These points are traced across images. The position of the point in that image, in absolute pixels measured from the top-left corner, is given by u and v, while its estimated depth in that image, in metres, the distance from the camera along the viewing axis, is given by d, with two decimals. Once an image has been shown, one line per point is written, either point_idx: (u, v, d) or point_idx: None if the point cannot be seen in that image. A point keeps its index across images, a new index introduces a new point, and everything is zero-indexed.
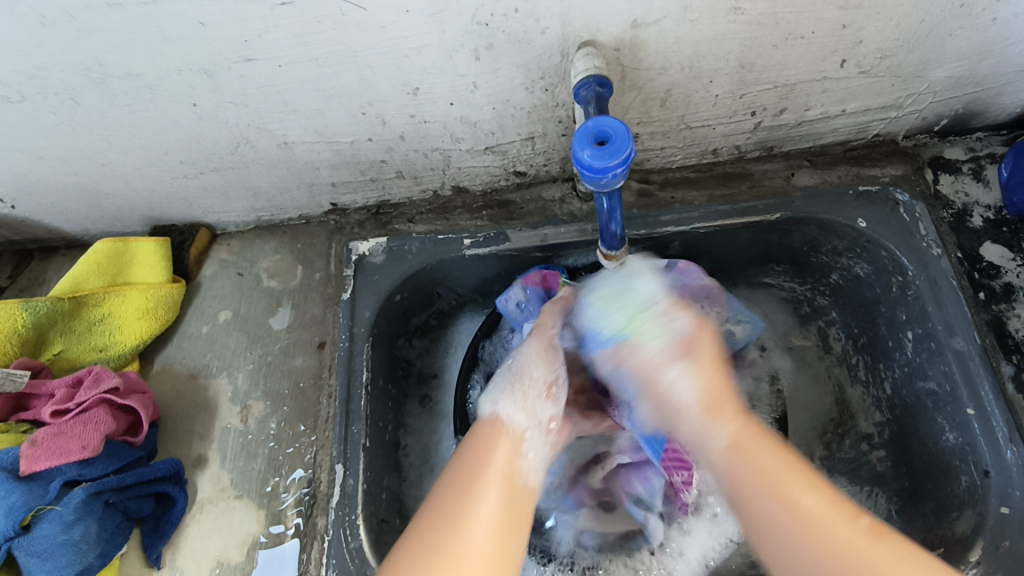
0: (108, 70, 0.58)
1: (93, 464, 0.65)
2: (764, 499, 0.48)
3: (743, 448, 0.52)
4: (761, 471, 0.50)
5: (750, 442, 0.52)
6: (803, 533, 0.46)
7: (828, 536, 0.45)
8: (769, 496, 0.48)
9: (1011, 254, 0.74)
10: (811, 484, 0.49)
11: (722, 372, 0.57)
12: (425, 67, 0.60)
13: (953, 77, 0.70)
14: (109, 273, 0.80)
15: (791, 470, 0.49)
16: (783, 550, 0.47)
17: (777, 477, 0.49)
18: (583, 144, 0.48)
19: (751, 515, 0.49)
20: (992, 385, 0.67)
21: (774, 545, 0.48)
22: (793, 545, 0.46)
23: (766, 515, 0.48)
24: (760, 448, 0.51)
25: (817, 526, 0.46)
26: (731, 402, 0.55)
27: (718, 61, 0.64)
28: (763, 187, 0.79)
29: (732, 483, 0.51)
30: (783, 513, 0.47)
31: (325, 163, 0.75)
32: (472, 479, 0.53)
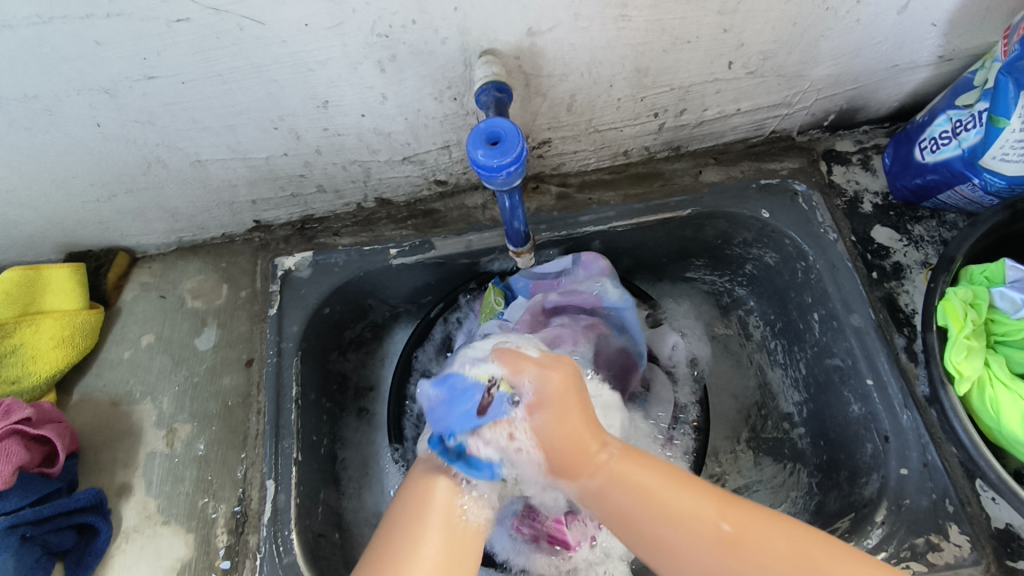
0: (2, 93, 0.57)
1: (4, 498, 0.62)
2: (650, 526, 0.50)
3: (620, 471, 0.52)
4: (638, 495, 0.51)
5: (626, 466, 0.53)
6: (689, 546, 0.48)
7: (707, 544, 0.48)
8: (660, 523, 0.49)
9: (899, 235, 0.79)
10: (681, 492, 0.50)
11: (578, 406, 0.55)
12: (332, 79, 0.62)
13: (833, 75, 0.76)
14: (21, 302, 0.77)
15: (664, 486, 0.51)
16: (686, 574, 0.48)
17: (653, 498, 0.50)
18: (476, 144, 0.51)
19: (637, 541, 0.51)
20: (887, 356, 0.71)
21: (664, 561, 0.49)
22: (689, 562, 0.48)
23: (659, 536, 0.49)
24: (634, 470, 0.52)
25: (705, 533, 0.48)
26: (582, 430, 0.54)
27: (615, 67, 0.68)
28: (673, 185, 0.84)
29: (613, 514, 0.52)
30: (670, 525, 0.49)
31: (243, 180, 0.75)
32: (414, 520, 0.54)
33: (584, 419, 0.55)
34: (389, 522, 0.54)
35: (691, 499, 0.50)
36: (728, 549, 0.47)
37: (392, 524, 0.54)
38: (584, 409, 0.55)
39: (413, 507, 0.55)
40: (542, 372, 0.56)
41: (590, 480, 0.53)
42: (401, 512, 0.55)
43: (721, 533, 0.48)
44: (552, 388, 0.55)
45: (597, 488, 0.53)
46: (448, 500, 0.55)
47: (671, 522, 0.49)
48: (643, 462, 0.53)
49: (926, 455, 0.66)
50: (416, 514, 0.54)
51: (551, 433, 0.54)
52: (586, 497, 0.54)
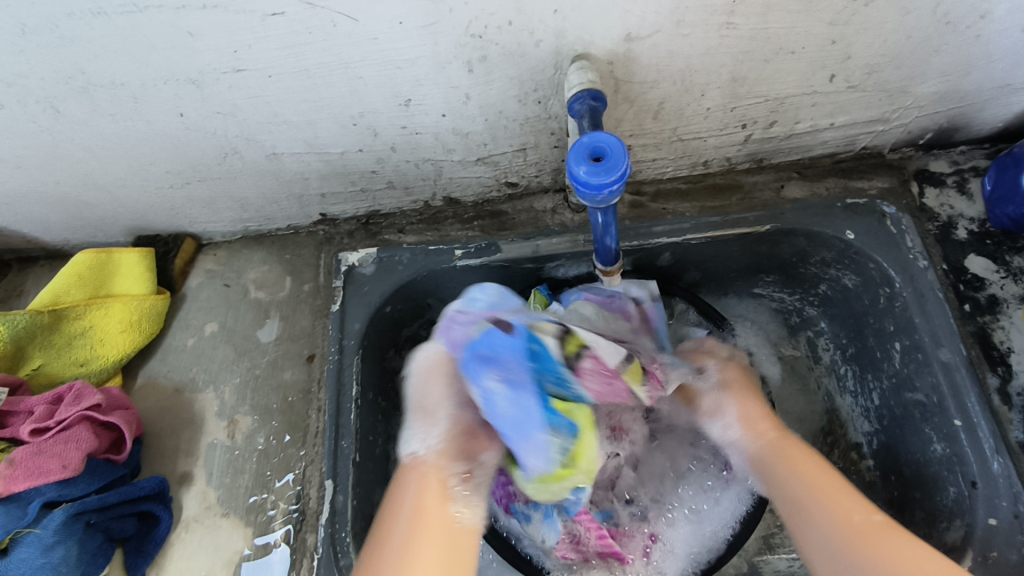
0: (90, 79, 0.57)
1: (73, 484, 0.63)
2: (800, 490, 0.57)
3: (781, 450, 0.62)
4: (791, 464, 0.60)
5: (787, 447, 0.62)
6: (832, 522, 0.54)
7: (846, 515, 0.54)
8: (810, 489, 0.57)
9: (995, 266, 0.75)
10: (847, 488, 0.56)
11: (755, 397, 0.69)
12: (418, 78, 0.60)
13: (939, 91, 0.71)
14: (91, 285, 0.78)
15: (824, 469, 0.59)
16: (818, 542, 0.54)
17: (807, 469, 0.59)
18: (578, 160, 0.49)
19: (787, 505, 0.58)
20: (978, 397, 0.67)
21: (800, 523, 0.56)
22: (816, 527, 0.54)
23: (799, 497, 0.57)
24: (796, 450, 0.61)
25: (841, 504, 0.55)
26: (768, 418, 0.66)
27: (710, 75, 0.64)
28: (753, 199, 0.80)
29: (773, 476, 0.61)
30: (813, 497, 0.56)
31: (315, 174, 0.74)
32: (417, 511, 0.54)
33: (760, 410, 0.67)
34: (379, 529, 0.54)
35: (850, 495, 0.55)
36: (878, 527, 0.52)
37: (390, 520, 0.55)
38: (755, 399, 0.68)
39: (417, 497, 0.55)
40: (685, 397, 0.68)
41: (764, 448, 0.63)
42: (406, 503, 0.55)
43: (873, 522, 0.52)
44: (728, 377, 0.71)
45: (762, 455, 0.63)
46: (441, 495, 0.56)
47: (822, 500, 0.55)
48: (810, 453, 0.61)
49: (1018, 506, 0.62)
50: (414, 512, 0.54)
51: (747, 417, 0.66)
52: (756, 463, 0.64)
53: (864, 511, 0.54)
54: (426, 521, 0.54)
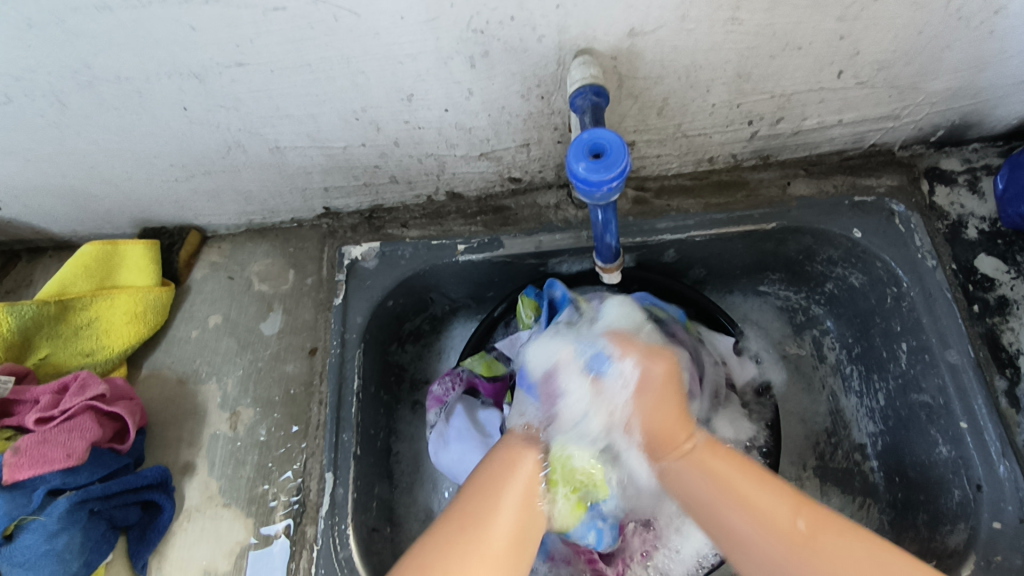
0: (94, 73, 0.57)
1: (77, 473, 0.64)
2: (725, 513, 0.49)
3: (694, 458, 0.52)
4: (718, 482, 0.50)
5: (704, 458, 0.52)
6: (766, 541, 0.46)
7: (774, 531, 0.47)
8: (735, 513, 0.48)
9: (1005, 266, 0.73)
10: (761, 486, 0.49)
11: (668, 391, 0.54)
12: (419, 73, 0.60)
13: (951, 88, 0.70)
14: (97, 276, 0.79)
15: (741, 479, 0.50)
16: (759, 564, 0.47)
17: (732, 484, 0.50)
18: (578, 156, 0.48)
19: (720, 531, 0.49)
20: (985, 399, 0.66)
21: (739, 549, 0.48)
22: (758, 557, 0.47)
23: (729, 526, 0.48)
24: (716, 460, 0.52)
25: (780, 530, 0.47)
26: (675, 419, 0.54)
27: (715, 71, 0.63)
28: (759, 196, 0.79)
29: (690, 501, 0.52)
30: (746, 528, 0.48)
31: (318, 168, 0.74)
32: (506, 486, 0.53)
33: (676, 408, 0.54)
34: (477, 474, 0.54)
35: (771, 499, 0.48)
36: (806, 535, 0.46)
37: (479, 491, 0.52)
38: (672, 392, 0.54)
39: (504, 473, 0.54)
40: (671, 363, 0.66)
41: (676, 465, 0.53)
42: (483, 478, 0.54)
43: (797, 530, 0.46)
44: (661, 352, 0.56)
45: (672, 472, 0.53)
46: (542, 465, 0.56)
47: (741, 517, 0.48)
48: (742, 464, 0.51)
49: None
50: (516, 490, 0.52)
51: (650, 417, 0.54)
52: (672, 484, 0.53)
53: (789, 520, 0.47)
54: (508, 498, 0.52)
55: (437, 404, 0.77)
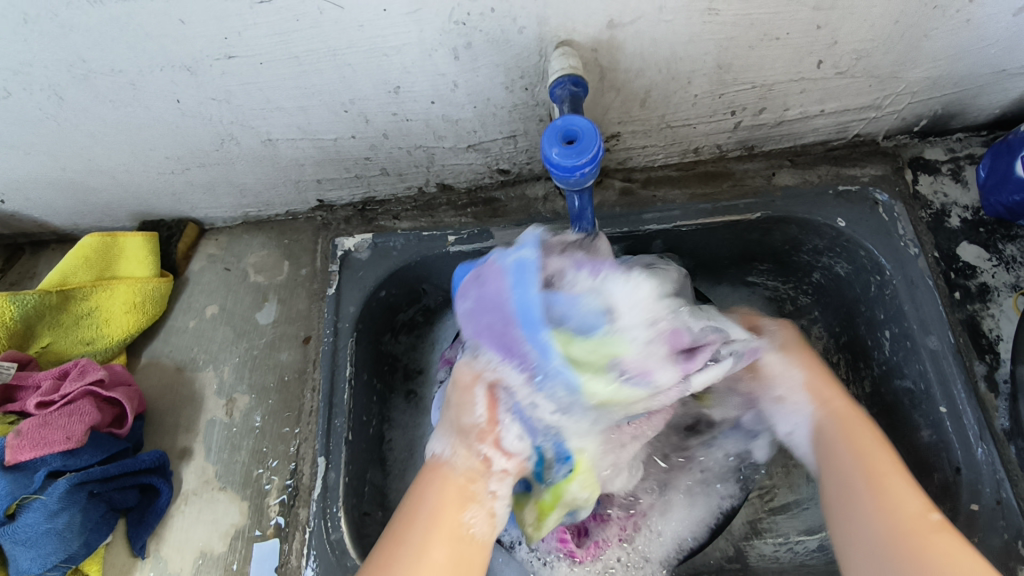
0: (90, 67, 0.59)
1: (77, 455, 0.66)
2: (863, 475, 0.55)
3: (838, 418, 0.60)
4: (854, 445, 0.57)
5: (846, 416, 0.60)
6: (887, 508, 0.52)
7: (897, 505, 0.52)
8: (867, 476, 0.55)
9: (987, 254, 0.75)
10: (901, 470, 0.55)
11: (812, 360, 0.65)
12: (405, 65, 0.61)
13: (931, 78, 0.70)
14: (97, 267, 0.81)
15: (883, 458, 0.56)
16: (860, 517, 0.53)
17: (863, 448, 0.57)
18: (551, 142, 0.50)
19: (844, 489, 0.55)
20: (964, 384, 0.67)
21: (845, 501, 0.55)
22: (869, 515, 0.53)
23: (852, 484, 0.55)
24: (865, 432, 0.58)
25: (895, 499, 0.53)
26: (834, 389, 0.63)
27: (695, 62, 0.64)
28: (744, 186, 0.80)
29: (827, 454, 0.59)
30: (871, 492, 0.54)
31: (310, 160, 0.76)
32: (435, 515, 0.55)
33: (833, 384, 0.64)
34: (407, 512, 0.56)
35: (908, 487, 0.54)
36: (932, 525, 0.51)
37: (399, 540, 0.54)
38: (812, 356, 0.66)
39: (431, 507, 0.55)
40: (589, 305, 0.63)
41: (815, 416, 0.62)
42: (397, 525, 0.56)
43: (925, 515, 0.52)
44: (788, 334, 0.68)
45: (817, 418, 0.62)
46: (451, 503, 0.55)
47: (877, 486, 0.54)
48: (882, 443, 0.57)
49: (1001, 492, 0.63)
50: (422, 530, 0.54)
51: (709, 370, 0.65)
52: (811, 430, 0.62)
53: (922, 506, 0.52)
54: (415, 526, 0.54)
55: (448, 364, 0.82)
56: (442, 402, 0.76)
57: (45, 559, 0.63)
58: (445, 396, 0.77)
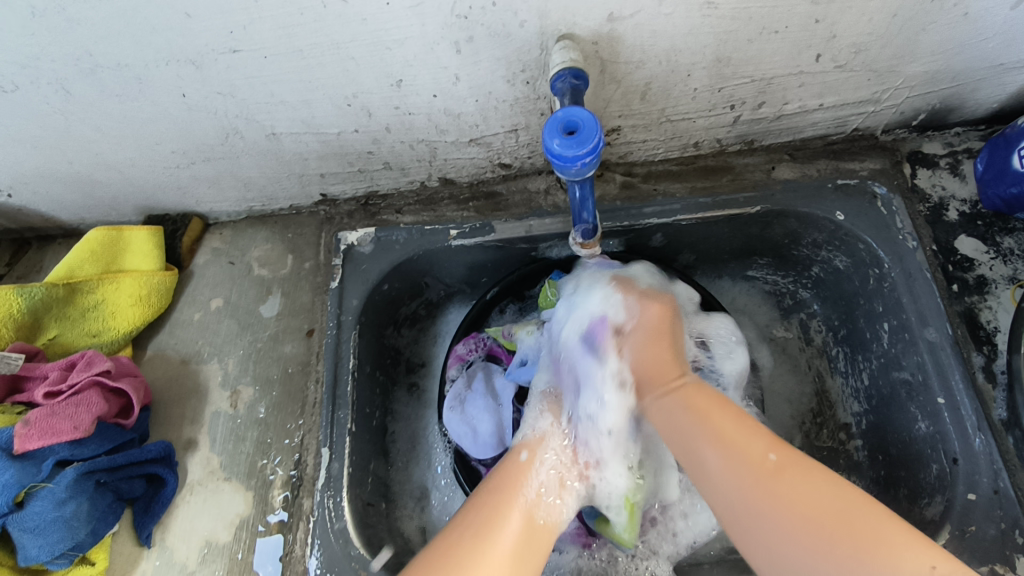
0: (97, 60, 0.60)
1: (84, 445, 0.67)
2: (702, 448, 0.51)
3: (682, 395, 0.56)
4: (698, 415, 0.53)
5: (695, 393, 0.56)
6: (732, 468, 0.49)
7: (743, 463, 0.48)
8: (709, 446, 0.51)
9: (985, 247, 0.75)
10: (739, 418, 0.52)
11: (665, 343, 0.62)
12: (407, 59, 0.62)
13: (928, 72, 0.71)
14: (103, 260, 0.82)
15: (720, 409, 0.53)
16: (735, 500, 0.48)
17: (712, 419, 0.52)
18: (552, 133, 0.51)
19: (695, 464, 0.52)
20: (962, 375, 0.68)
21: (703, 479, 0.51)
22: (722, 488, 0.49)
23: (704, 453, 0.51)
24: (704, 398, 0.55)
25: (739, 450, 0.49)
26: (672, 364, 0.59)
27: (694, 56, 0.65)
28: (744, 180, 0.80)
29: (675, 427, 0.54)
30: (716, 462, 0.50)
31: (313, 154, 0.77)
32: (513, 491, 0.57)
33: (668, 354, 0.60)
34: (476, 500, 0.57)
35: (745, 434, 0.50)
36: (771, 472, 0.47)
37: (481, 505, 0.56)
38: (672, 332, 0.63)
39: (508, 485, 0.58)
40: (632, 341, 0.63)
41: (657, 400, 0.57)
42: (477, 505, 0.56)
43: (766, 463, 0.48)
44: (649, 318, 0.64)
45: (658, 409, 0.57)
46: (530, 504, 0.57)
47: (717, 449, 0.50)
48: (741, 419, 0.52)
49: (998, 482, 0.63)
50: (498, 503, 0.56)
51: (641, 361, 0.61)
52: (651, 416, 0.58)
53: (758, 446, 0.49)
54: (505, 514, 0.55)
55: (458, 362, 0.83)
56: (450, 401, 0.80)
57: (54, 547, 0.64)
58: (453, 395, 0.80)
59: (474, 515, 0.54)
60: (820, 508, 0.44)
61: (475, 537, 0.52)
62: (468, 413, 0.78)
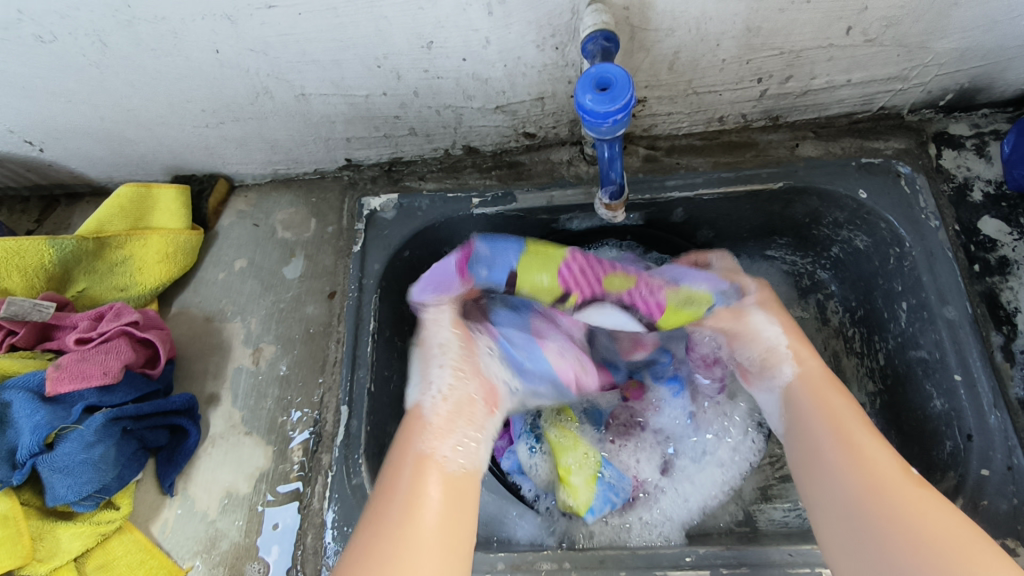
0: (135, 13, 0.61)
1: (113, 392, 0.68)
2: (830, 441, 0.58)
3: (814, 387, 0.63)
4: (829, 418, 0.60)
5: (822, 386, 0.63)
6: (863, 470, 0.54)
7: (870, 471, 0.54)
8: (843, 439, 0.57)
9: (1008, 228, 0.75)
10: (871, 432, 0.57)
11: (801, 336, 0.69)
12: (439, 20, 0.62)
13: (959, 49, 0.71)
14: (132, 217, 0.83)
15: (850, 418, 0.59)
16: (840, 485, 0.55)
17: (845, 426, 0.58)
18: (585, 89, 0.52)
19: (810, 449, 0.59)
20: (980, 352, 0.68)
21: (815, 463, 0.58)
22: (837, 478, 0.56)
23: (820, 446, 0.58)
24: (834, 397, 0.61)
25: (869, 460, 0.55)
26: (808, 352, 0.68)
27: (724, 25, 0.65)
28: (767, 156, 0.81)
29: (800, 418, 0.62)
30: (838, 454, 0.57)
31: (340, 116, 0.78)
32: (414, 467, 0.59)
33: (804, 348, 0.68)
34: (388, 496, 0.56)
35: (881, 452, 0.55)
36: (909, 482, 0.53)
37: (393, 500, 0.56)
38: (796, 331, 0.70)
39: (414, 476, 0.58)
40: (770, 308, 0.73)
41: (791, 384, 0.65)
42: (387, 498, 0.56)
43: (887, 481, 0.53)
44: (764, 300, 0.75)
45: (790, 390, 0.65)
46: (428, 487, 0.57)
47: (846, 446, 0.57)
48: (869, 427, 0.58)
49: (1012, 458, 0.63)
50: (417, 462, 0.59)
51: (792, 335, 0.69)
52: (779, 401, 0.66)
53: (900, 466, 0.54)
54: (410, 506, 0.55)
55: None
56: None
57: (81, 488, 0.65)
58: None
59: (395, 490, 0.57)
60: (944, 542, 0.48)
61: (404, 516, 0.54)
62: None
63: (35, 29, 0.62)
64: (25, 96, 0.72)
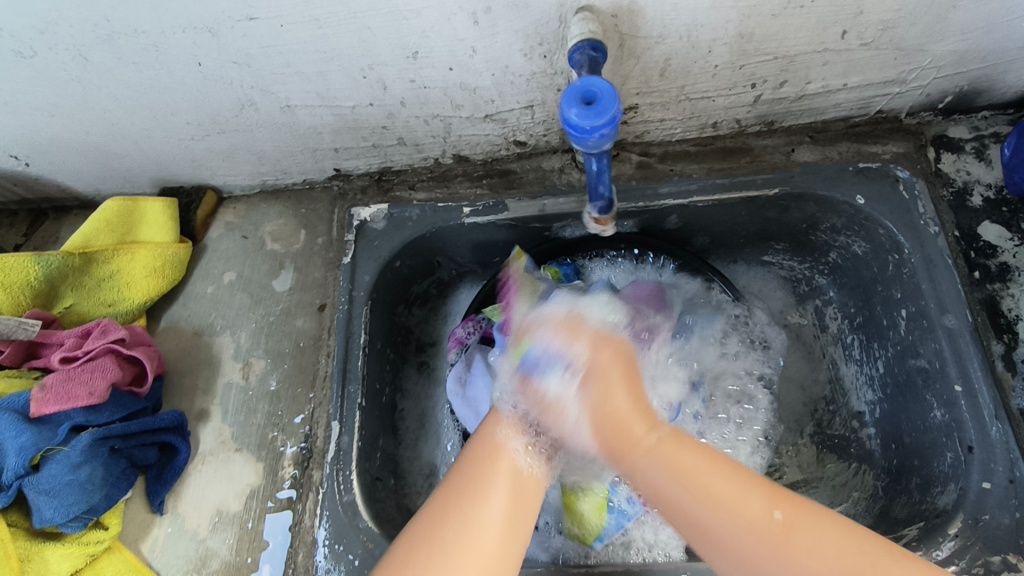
0: (114, 27, 0.60)
1: (99, 412, 0.68)
2: (690, 508, 0.50)
3: (663, 455, 0.53)
4: (680, 475, 0.51)
5: (670, 449, 0.53)
6: (727, 528, 0.48)
7: (747, 524, 0.48)
8: (703, 507, 0.49)
9: (1009, 234, 0.74)
10: (739, 483, 0.50)
11: (630, 389, 0.57)
12: (424, 29, 0.61)
13: (957, 51, 0.69)
14: (119, 230, 0.82)
15: (710, 471, 0.51)
16: (721, 550, 0.49)
17: (695, 478, 0.51)
18: (570, 103, 0.51)
19: (678, 519, 0.51)
20: (980, 362, 0.67)
21: (696, 532, 0.50)
22: (732, 548, 0.48)
23: (766, 520, 0.48)
24: (682, 453, 0.53)
25: (723, 504, 0.49)
26: (641, 410, 0.56)
27: (717, 30, 0.64)
28: (763, 162, 0.79)
29: (651, 490, 0.52)
30: (707, 516, 0.49)
31: (327, 127, 0.76)
32: (494, 455, 0.56)
33: (629, 398, 0.57)
34: (455, 473, 0.56)
35: (742, 490, 0.49)
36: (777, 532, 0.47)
37: (459, 477, 0.55)
38: (624, 374, 0.58)
39: (484, 460, 0.56)
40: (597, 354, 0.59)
41: (636, 459, 0.53)
42: (455, 480, 0.55)
43: (770, 521, 0.47)
44: (600, 361, 0.58)
45: (636, 467, 0.53)
46: (517, 492, 0.55)
47: (709, 508, 0.49)
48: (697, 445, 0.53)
49: (1014, 471, 0.62)
50: (484, 447, 0.57)
51: (597, 407, 0.56)
52: (630, 477, 0.54)
53: (760, 503, 0.48)
54: (483, 492, 0.54)
55: (457, 345, 0.83)
56: (451, 385, 0.78)
57: (69, 509, 0.65)
58: (453, 378, 0.79)
59: (447, 483, 0.55)
60: (836, 557, 0.45)
61: (469, 504, 0.52)
62: (469, 395, 0.76)
63: (13, 44, 0.61)
64: (8, 110, 0.71)
